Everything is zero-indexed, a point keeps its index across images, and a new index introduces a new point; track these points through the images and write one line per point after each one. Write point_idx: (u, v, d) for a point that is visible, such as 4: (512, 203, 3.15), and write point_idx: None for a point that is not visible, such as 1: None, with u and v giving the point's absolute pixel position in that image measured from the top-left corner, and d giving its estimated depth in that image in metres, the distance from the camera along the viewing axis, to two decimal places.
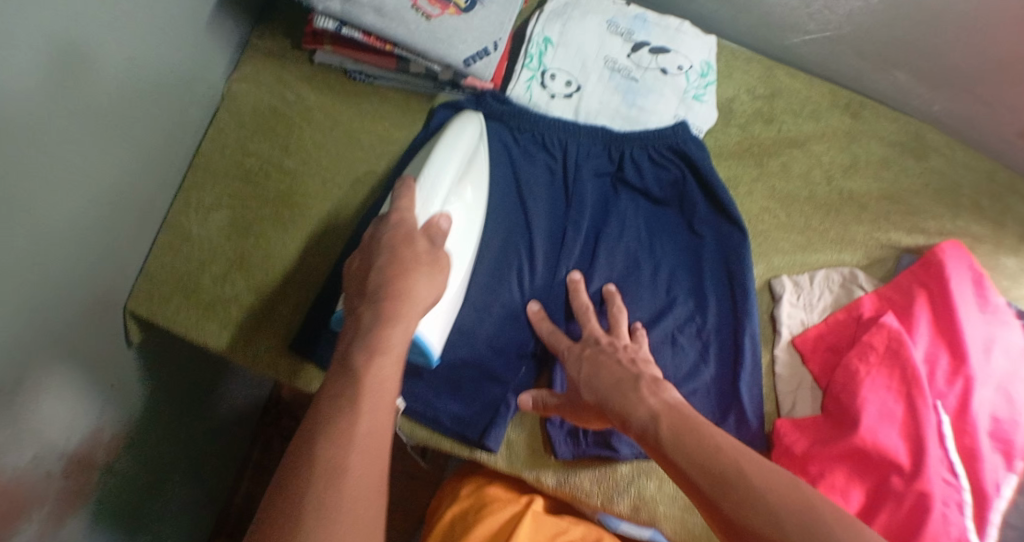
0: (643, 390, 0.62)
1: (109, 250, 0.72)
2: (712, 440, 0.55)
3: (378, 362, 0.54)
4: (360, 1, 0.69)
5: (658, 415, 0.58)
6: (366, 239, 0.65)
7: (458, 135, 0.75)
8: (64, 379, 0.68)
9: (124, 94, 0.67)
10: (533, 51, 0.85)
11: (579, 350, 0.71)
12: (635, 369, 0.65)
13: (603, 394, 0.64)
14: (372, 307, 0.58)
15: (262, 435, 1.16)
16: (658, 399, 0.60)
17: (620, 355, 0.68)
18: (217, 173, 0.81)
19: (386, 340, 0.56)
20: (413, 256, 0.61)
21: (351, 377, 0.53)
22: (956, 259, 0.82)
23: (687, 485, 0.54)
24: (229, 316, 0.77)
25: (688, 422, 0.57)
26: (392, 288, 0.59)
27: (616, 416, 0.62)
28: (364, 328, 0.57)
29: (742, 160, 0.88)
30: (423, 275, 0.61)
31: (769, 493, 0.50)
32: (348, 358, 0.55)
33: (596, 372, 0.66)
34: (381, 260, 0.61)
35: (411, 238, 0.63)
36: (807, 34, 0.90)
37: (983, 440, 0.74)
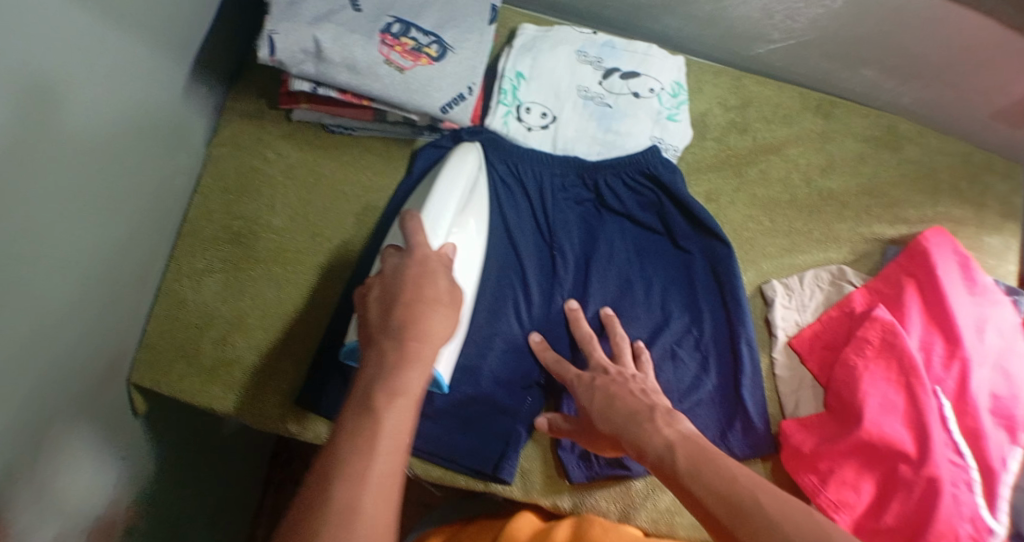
0: (658, 421, 0.63)
1: (107, 327, 0.72)
2: (730, 471, 0.56)
3: (397, 403, 0.55)
4: (334, 61, 0.71)
5: (674, 446, 0.60)
6: (387, 269, 0.64)
7: (458, 166, 0.78)
8: (74, 460, 0.69)
9: (108, 177, 0.68)
10: (507, 86, 0.86)
11: (590, 379, 0.72)
12: (648, 401, 0.67)
13: (620, 423, 0.65)
14: (392, 345, 0.58)
15: (274, 482, 1.16)
16: (674, 430, 0.62)
17: (631, 386, 0.70)
18: (207, 238, 0.82)
19: (405, 381, 0.56)
20: (433, 294, 0.62)
21: (372, 417, 0.54)
22: (940, 245, 0.84)
23: (704, 516, 0.55)
24: (232, 378, 0.78)
25: (705, 456, 0.58)
26: (412, 328, 0.59)
27: (631, 448, 0.63)
28: (387, 368, 0.57)
29: (722, 171, 0.90)
30: (442, 315, 0.61)
31: (786, 518, 0.51)
32: (369, 396, 0.56)
33: (610, 404, 0.68)
34: (405, 295, 0.61)
35: (435, 275, 0.63)
36: (772, 43, 0.92)
37: (985, 419, 0.75)
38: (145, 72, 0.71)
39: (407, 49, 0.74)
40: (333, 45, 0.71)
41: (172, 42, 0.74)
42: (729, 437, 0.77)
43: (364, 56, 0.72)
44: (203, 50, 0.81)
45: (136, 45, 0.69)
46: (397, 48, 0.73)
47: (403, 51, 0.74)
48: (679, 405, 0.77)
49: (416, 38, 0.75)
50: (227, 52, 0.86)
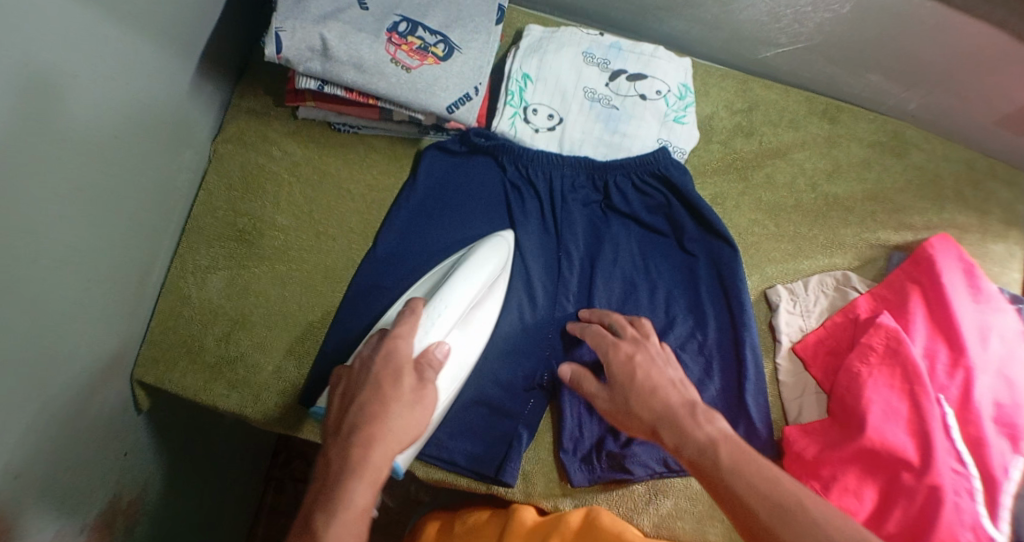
0: (698, 416, 0.62)
1: (111, 324, 0.72)
2: (769, 471, 0.57)
3: (337, 524, 0.55)
4: (340, 59, 0.71)
5: (717, 443, 0.59)
6: (356, 363, 0.65)
7: (483, 260, 0.75)
8: (75, 456, 0.68)
9: (112, 173, 0.68)
10: (513, 87, 0.86)
11: (627, 356, 0.69)
12: (687, 394, 0.65)
13: (661, 413, 0.64)
14: (340, 454, 0.59)
15: (274, 479, 1.15)
16: (714, 428, 0.61)
17: (668, 370, 0.68)
18: (211, 235, 0.81)
19: (349, 498, 0.56)
20: (393, 394, 0.61)
21: (308, 540, 0.55)
22: (945, 252, 0.83)
23: (741, 512, 0.56)
24: (235, 376, 0.77)
25: (746, 454, 0.58)
26: (364, 432, 0.59)
27: (668, 439, 0.62)
28: (331, 481, 0.58)
29: (727, 175, 0.90)
30: (398, 413, 0.61)
31: (828, 519, 0.53)
32: (310, 519, 0.57)
33: (650, 391, 0.65)
34: (361, 396, 0.61)
35: (398, 374, 0.62)
36: (779, 47, 0.92)
37: (988, 427, 0.75)
38: (150, 69, 0.71)
39: (414, 48, 0.74)
40: (339, 43, 0.71)
41: (178, 37, 0.74)
42: None
43: (371, 55, 0.72)
44: (208, 47, 0.81)
45: (142, 41, 0.68)
46: (403, 47, 0.73)
47: (409, 51, 0.73)
48: None
49: (423, 37, 0.74)
50: (232, 49, 0.86)
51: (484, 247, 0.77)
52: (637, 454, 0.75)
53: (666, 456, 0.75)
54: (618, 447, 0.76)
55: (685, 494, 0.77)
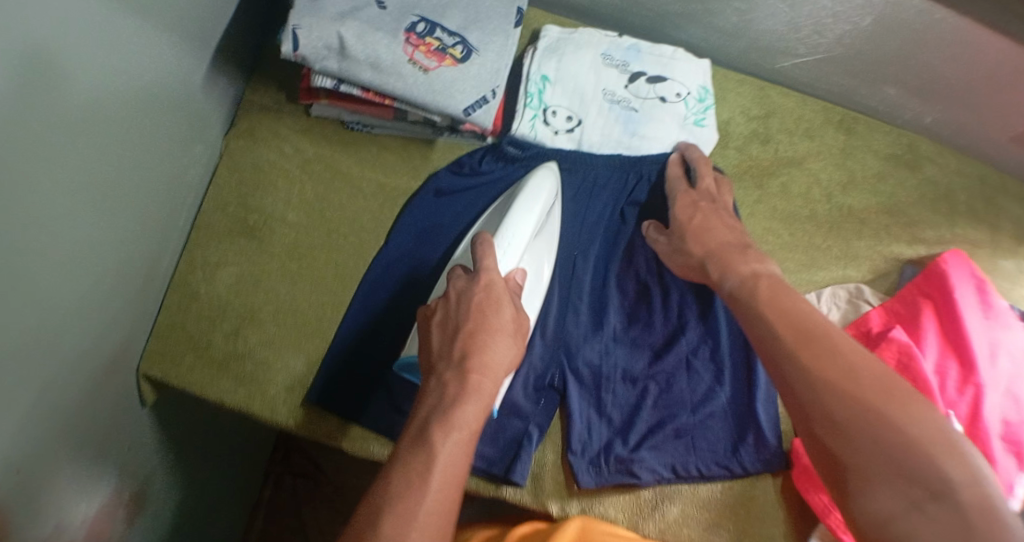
0: (748, 257, 0.72)
1: (117, 318, 0.71)
2: (806, 308, 0.65)
3: (454, 436, 0.57)
4: (358, 58, 0.70)
5: (758, 275, 0.69)
6: (452, 294, 0.66)
7: (538, 187, 0.77)
8: (79, 450, 0.68)
9: (124, 166, 0.67)
10: (532, 89, 0.85)
11: (693, 199, 0.79)
12: (740, 236, 0.76)
13: (710, 247, 0.74)
14: (455, 377, 0.60)
15: (275, 474, 1.15)
16: (761, 266, 0.71)
17: (727, 218, 0.78)
18: (221, 230, 0.81)
19: (461, 415, 0.58)
20: (497, 322, 0.64)
21: (426, 449, 0.56)
22: (958, 267, 0.82)
23: (770, 338, 0.64)
24: (242, 372, 0.77)
25: (782, 288, 0.68)
26: (475, 358, 0.61)
27: (715, 267, 0.73)
28: (445, 401, 0.59)
29: (742, 182, 0.89)
30: (505, 341, 0.63)
31: (854, 356, 0.60)
32: (425, 431, 0.57)
33: (706, 228, 0.76)
34: (467, 325, 0.63)
35: (500, 304, 0.65)
36: (797, 57, 0.92)
37: (996, 445, 0.75)
38: (164, 63, 0.70)
39: (432, 49, 0.73)
40: (357, 42, 0.70)
41: (194, 30, 0.73)
42: (742, 450, 0.76)
43: (389, 54, 0.71)
44: (224, 41, 0.80)
45: (159, 33, 0.68)
46: (421, 47, 0.72)
47: (427, 51, 0.73)
48: (691, 416, 0.77)
49: (441, 38, 0.74)
50: (247, 43, 0.85)
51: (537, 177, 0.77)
52: (646, 458, 0.75)
53: (674, 462, 0.75)
54: (627, 452, 0.75)
55: (692, 501, 0.77)
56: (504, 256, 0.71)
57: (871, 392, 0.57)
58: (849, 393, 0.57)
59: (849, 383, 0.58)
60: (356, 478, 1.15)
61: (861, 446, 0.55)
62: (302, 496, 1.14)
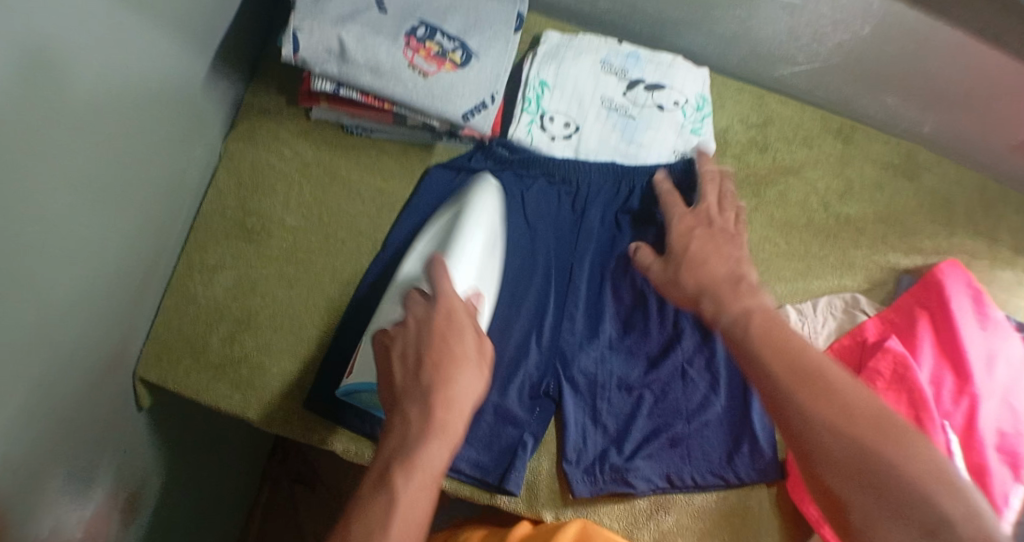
0: (739, 288, 0.67)
1: (114, 320, 0.71)
2: (801, 345, 0.60)
3: (413, 483, 0.55)
4: (357, 62, 0.70)
5: (752, 313, 0.63)
6: (410, 323, 0.64)
7: (482, 207, 0.76)
8: (74, 453, 0.68)
9: (123, 167, 0.67)
10: (530, 94, 0.86)
11: (687, 227, 0.75)
12: (739, 270, 0.69)
13: (704, 283, 0.69)
14: (418, 415, 0.58)
15: (270, 478, 1.14)
16: (757, 301, 0.65)
17: (728, 251, 0.72)
18: (218, 233, 0.81)
19: (423, 457, 0.56)
20: (461, 352, 0.61)
21: (386, 497, 0.54)
22: (954, 278, 0.83)
23: (767, 378, 0.59)
24: (238, 377, 0.77)
25: (777, 325, 0.62)
26: (439, 395, 0.59)
27: (708, 303, 0.67)
28: (408, 443, 0.57)
29: (741, 190, 0.89)
30: (471, 373, 0.61)
31: (848, 395, 0.56)
32: (386, 474, 0.56)
33: (702, 262, 0.70)
34: (429, 357, 0.61)
35: (461, 332, 0.63)
36: (796, 66, 0.92)
37: (991, 455, 0.75)
38: (164, 64, 0.70)
39: (431, 53, 0.73)
40: (357, 46, 0.70)
41: (194, 33, 0.73)
42: (737, 460, 0.77)
43: (388, 59, 0.71)
44: (224, 43, 0.80)
45: (160, 35, 0.68)
46: (421, 52, 0.73)
47: (427, 56, 0.73)
48: (686, 425, 0.77)
49: (441, 43, 0.74)
50: (247, 46, 0.85)
51: (478, 195, 0.77)
52: (641, 468, 0.75)
53: (669, 472, 0.75)
54: (622, 460, 0.75)
55: (687, 511, 0.77)
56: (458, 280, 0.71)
57: (868, 432, 0.54)
58: (843, 437, 0.54)
59: (844, 426, 0.54)
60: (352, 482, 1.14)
61: (858, 489, 0.52)
62: (297, 500, 1.13)
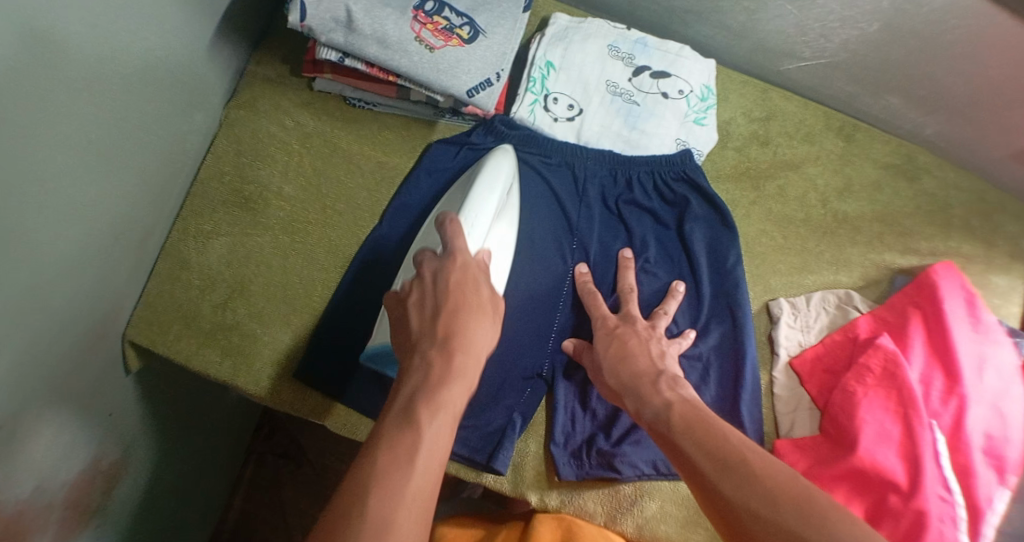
0: (661, 384, 0.67)
1: (105, 282, 0.71)
2: (721, 431, 0.60)
3: (438, 419, 0.56)
4: (364, 32, 0.70)
5: (671, 406, 0.64)
6: (425, 272, 0.66)
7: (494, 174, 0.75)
8: (63, 413, 0.67)
9: (122, 123, 0.67)
10: (536, 74, 0.86)
11: (613, 325, 0.74)
12: (660, 365, 0.70)
13: (626, 380, 0.69)
14: (441, 355, 0.59)
15: (255, 454, 1.14)
16: (675, 393, 0.66)
17: (652, 346, 0.72)
18: (215, 200, 0.80)
19: (450, 395, 0.57)
20: (477, 301, 0.64)
21: (411, 432, 0.54)
22: (948, 280, 0.83)
23: (690, 470, 0.59)
24: (229, 345, 0.76)
25: (698, 415, 0.63)
26: (459, 339, 0.60)
27: (631, 404, 0.68)
28: (433, 379, 0.58)
29: (740, 183, 0.90)
30: (486, 323, 0.63)
31: (771, 476, 0.56)
32: (410, 409, 0.56)
33: (623, 357, 0.71)
34: (449, 304, 0.62)
35: (478, 284, 0.65)
36: (802, 61, 0.92)
37: (977, 456, 0.76)
38: (170, 26, 0.69)
39: (439, 28, 0.73)
40: (365, 17, 0.70)
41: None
42: None
43: (395, 31, 0.71)
44: (230, 9, 0.80)
45: None
46: (429, 26, 0.73)
47: (434, 31, 0.73)
48: None
49: (449, 18, 0.74)
50: (253, 13, 0.85)
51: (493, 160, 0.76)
52: (627, 453, 0.75)
53: (656, 459, 0.75)
54: (609, 445, 0.75)
55: (672, 498, 0.77)
56: (471, 234, 0.70)
57: (792, 520, 0.53)
58: (768, 525, 0.53)
59: (770, 512, 0.54)
60: (338, 460, 1.14)
61: None
62: (283, 477, 1.13)
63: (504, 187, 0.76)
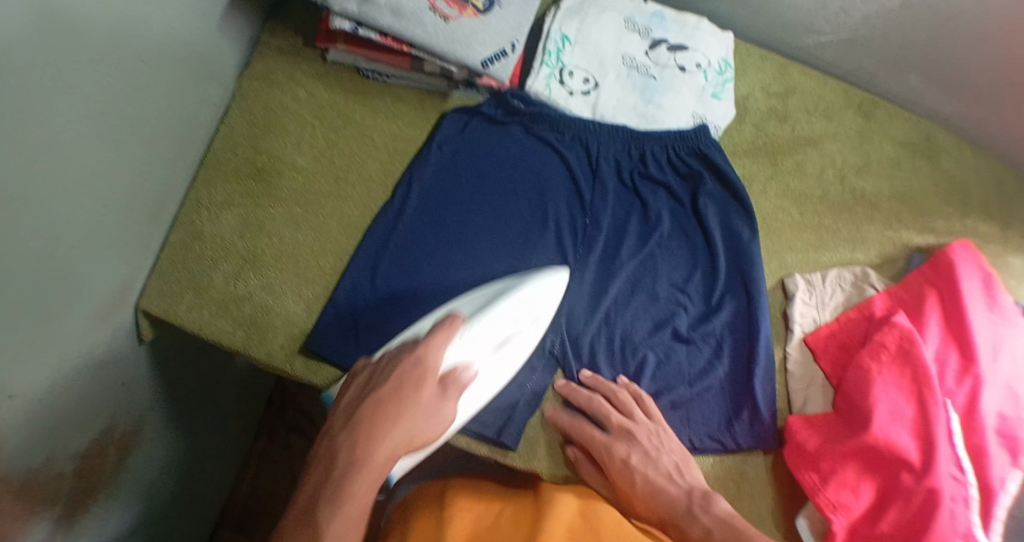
0: (695, 508, 0.71)
1: (118, 252, 0.71)
2: (757, 541, 0.66)
3: (340, 515, 0.56)
4: (378, 2, 0.70)
5: (712, 530, 0.68)
6: (380, 358, 0.65)
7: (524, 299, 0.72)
8: (75, 382, 0.68)
9: (135, 93, 0.66)
10: (551, 47, 0.85)
11: (621, 460, 0.74)
12: (686, 483, 0.73)
13: (664, 514, 0.73)
14: (347, 441, 0.59)
15: (267, 426, 1.15)
16: (711, 514, 0.70)
17: (666, 464, 0.73)
18: (229, 171, 0.81)
19: (350, 490, 0.57)
20: (409, 399, 0.61)
21: (311, 527, 0.56)
22: (966, 259, 0.82)
23: None
24: (241, 316, 0.77)
25: (739, 534, 0.67)
26: (372, 430, 0.59)
27: (673, 529, 0.73)
28: (338, 471, 0.58)
29: (756, 157, 0.89)
30: (409, 424, 0.61)
31: None
32: (314, 506, 0.57)
33: (653, 495, 0.73)
34: (380, 392, 0.61)
35: (420, 384, 0.63)
36: (822, 35, 0.91)
37: (991, 438, 0.75)
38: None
39: None
40: None
41: None
42: (736, 426, 0.77)
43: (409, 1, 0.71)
44: None
45: None
46: None
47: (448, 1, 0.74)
48: (687, 389, 0.77)
49: None
50: None
51: (537, 277, 0.74)
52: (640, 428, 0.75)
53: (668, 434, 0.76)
54: None
55: None
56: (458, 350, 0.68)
57: None
58: None
59: None
60: None
61: None
62: (294, 448, 1.14)
63: (524, 314, 0.72)
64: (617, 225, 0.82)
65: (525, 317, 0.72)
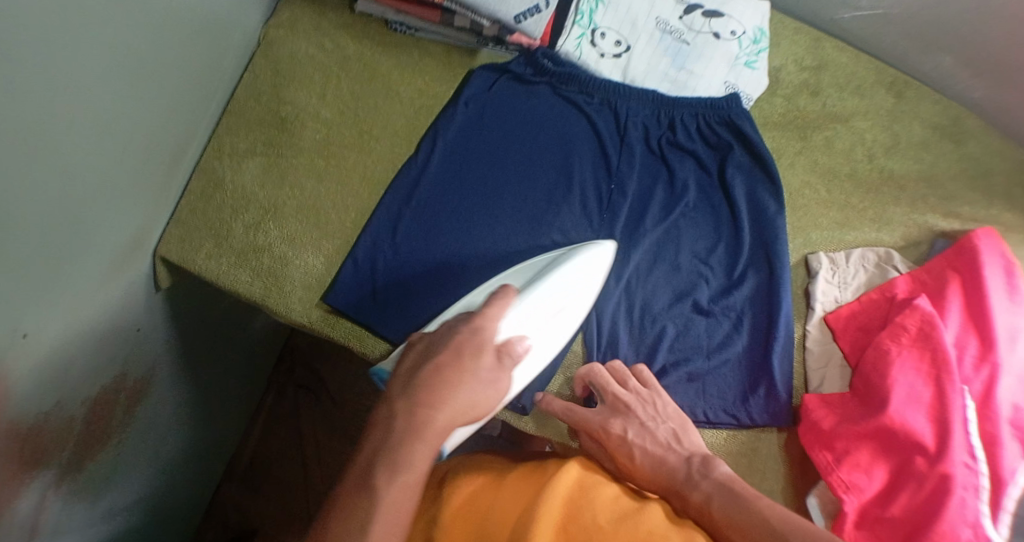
0: (695, 474, 0.68)
1: (137, 196, 0.70)
2: (760, 512, 0.62)
3: (398, 480, 0.55)
4: None
5: (711, 497, 0.65)
6: (435, 330, 0.62)
7: (572, 273, 0.71)
8: (91, 325, 0.66)
9: (159, 32, 0.65)
10: (584, 7, 0.83)
11: (617, 431, 0.71)
12: (686, 451, 0.70)
13: (664, 483, 0.69)
14: (405, 409, 0.57)
15: (276, 384, 1.14)
16: (710, 479, 0.67)
17: (662, 432, 0.72)
18: (251, 119, 0.79)
19: (410, 456, 0.55)
20: (469, 365, 0.58)
21: (371, 494, 0.55)
22: (990, 247, 0.80)
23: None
24: (259, 267, 0.75)
25: (739, 503, 0.64)
26: (432, 395, 0.57)
27: (676, 503, 0.69)
28: (397, 434, 0.56)
29: (786, 132, 0.89)
30: (468, 392, 0.58)
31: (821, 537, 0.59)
32: (371, 469, 0.56)
33: (654, 464, 0.70)
34: (439, 358, 0.58)
35: (479, 350, 0.60)
36: (859, 10, 0.90)
37: (1004, 428, 0.73)
38: None
39: None
40: None
41: None
42: (751, 402, 0.76)
43: None
44: None
45: None
46: None
47: None
48: (704, 361, 0.76)
49: None
50: None
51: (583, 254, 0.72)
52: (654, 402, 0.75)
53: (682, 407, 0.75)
54: None
55: None
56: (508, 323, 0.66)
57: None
58: None
59: None
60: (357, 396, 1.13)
61: None
62: (302, 407, 1.13)
63: (568, 292, 0.71)
64: (642, 191, 0.81)
65: (569, 297, 0.71)
